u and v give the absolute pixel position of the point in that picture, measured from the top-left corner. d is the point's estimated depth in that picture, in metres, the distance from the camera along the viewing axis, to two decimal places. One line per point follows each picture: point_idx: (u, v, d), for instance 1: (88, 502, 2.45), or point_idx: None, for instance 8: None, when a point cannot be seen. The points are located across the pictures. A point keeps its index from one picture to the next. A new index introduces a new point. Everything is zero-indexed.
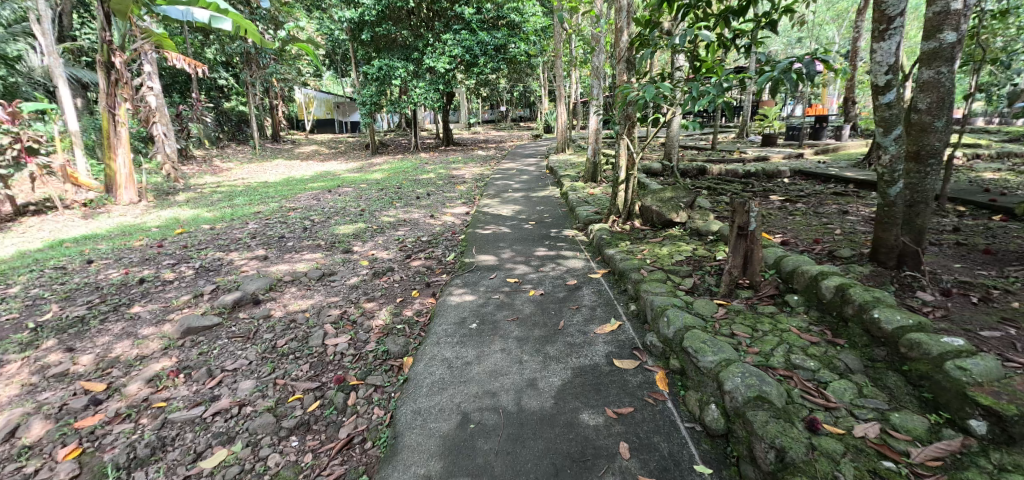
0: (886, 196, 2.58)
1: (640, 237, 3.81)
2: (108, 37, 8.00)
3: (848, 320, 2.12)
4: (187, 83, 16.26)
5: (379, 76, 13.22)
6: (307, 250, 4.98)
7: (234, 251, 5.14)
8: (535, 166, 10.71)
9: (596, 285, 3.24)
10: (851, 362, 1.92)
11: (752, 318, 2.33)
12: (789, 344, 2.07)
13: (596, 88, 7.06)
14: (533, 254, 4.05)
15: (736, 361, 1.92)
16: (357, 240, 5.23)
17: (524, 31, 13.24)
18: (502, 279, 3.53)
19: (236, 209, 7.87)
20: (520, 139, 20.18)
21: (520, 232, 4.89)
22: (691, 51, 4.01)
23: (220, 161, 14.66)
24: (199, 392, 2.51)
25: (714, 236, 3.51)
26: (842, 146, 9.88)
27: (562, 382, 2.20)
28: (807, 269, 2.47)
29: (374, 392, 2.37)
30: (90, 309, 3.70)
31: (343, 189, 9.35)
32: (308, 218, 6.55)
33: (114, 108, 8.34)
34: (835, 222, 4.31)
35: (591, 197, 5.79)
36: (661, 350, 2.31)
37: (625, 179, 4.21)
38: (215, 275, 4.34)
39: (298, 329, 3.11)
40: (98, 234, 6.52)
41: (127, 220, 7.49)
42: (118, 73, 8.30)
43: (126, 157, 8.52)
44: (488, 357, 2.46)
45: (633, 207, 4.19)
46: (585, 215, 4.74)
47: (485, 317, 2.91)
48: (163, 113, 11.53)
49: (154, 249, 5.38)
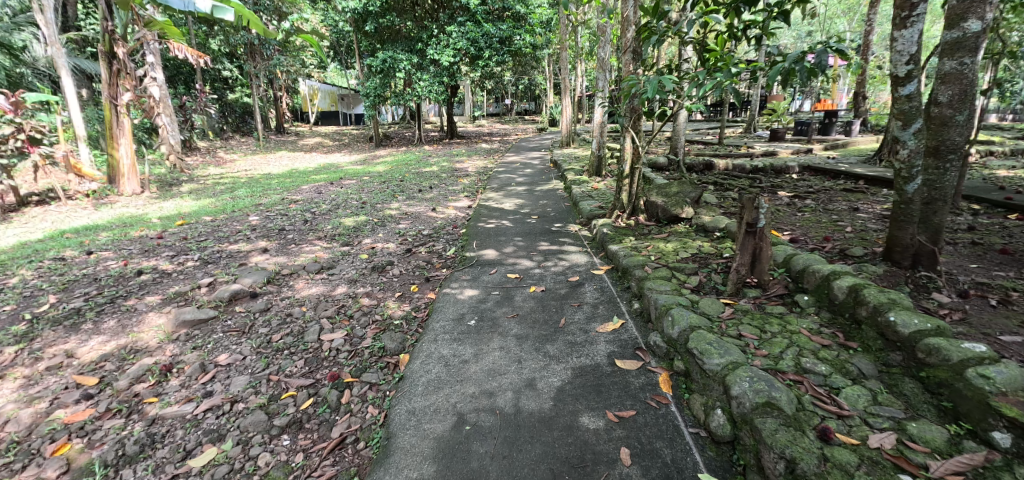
0: (903, 193, 2.48)
1: (644, 233, 3.71)
2: (109, 27, 7.98)
3: (861, 323, 2.03)
4: (192, 75, 16.24)
5: (382, 68, 13.07)
6: (307, 242, 4.92)
7: (234, 243, 5.08)
8: (540, 160, 10.59)
9: (598, 281, 3.15)
10: (865, 367, 1.84)
11: (761, 318, 2.24)
12: (799, 347, 1.98)
13: (601, 80, 6.95)
14: (536, 249, 3.97)
15: (744, 364, 1.84)
16: (358, 233, 5.16)
17: (529, 23, 13.12)
18: (503, 274, 3.43)
19: (237, 201, 7.84)
20: (524, 132, 20.05)
21: (522, 226, 4.81)
22: (701, 41, 3.90)
23: (224, 152, 14.64)
24: (191, 387, 2.46)
25: (721, 232, 3.40)
26: (852, 142, 9.71)
27: (563, 382, 2.12)
28: (818, 268, 2.37)
29: (369, 390, 2.30)
30: (87, 301, 3.66)
31: (346, 181, 9.29)
32: (309, 211, 6.48)
33: (116, 99, 8.36)
34: (846, 220, 4.21)
35: (595, 191, 5.68)
36: (665, 351, 2.22)
37: (630, 174, 4.10)
38: (214, 268, 4.29)
39: (293, 324, 3.04)
40: (99, 225, 6.51)
41: (129, 211, 7.47)
42: (120, 64, 8.29)
43: (128, 147, 8.49)
44: (486, 355, 2.38)
45: (638, 201, 4.07)
46: (589, 210, 4.65)
47: (485, 313, 2.83)
48: (167, 104, 11.49)
49: (153, 240, 5.34)
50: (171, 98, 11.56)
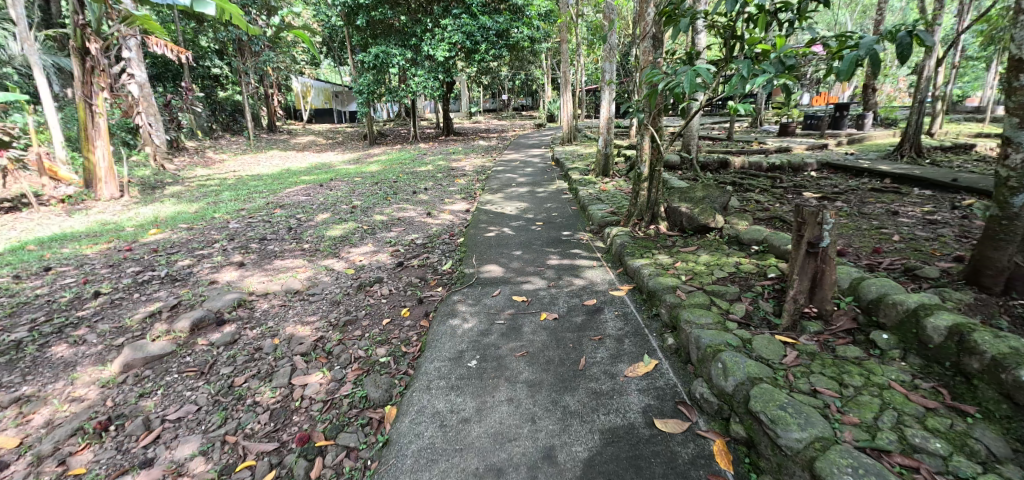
0: (1008, 206, 2.00)
1: (667, 245, 3.25)
2: (81, 21, 7.46)
3: (972, 377, 1.59)
4: (179, 72, 15.72)
5: (375, 64, 12.54)
6: (289, 255, 4.46)
7: (207, 256, 4.64)
8: (540, 158, 10.13)
9: (619, 306, 2.70)
10: (994, 444, 1.39)
11: (835, 366, 1.80)
12: (897, 411, 1.54)
13: (608, 73, 6.60)
14: (544, 262, 3.50)
15: (836, 444, 1.40)
16: (345, 243, 4.70)
17: (528, 15, 12.67)
18: (507, 296, 2.97)
19: (219, 205, 7.38)
20: (523, 129, 19.59)
21: (526, 234, 4.37)
22: (729, 27, 3.42)
23: (213, 152, 14.13)
24: (129, 453, 2.07)
25: (760, 246, 2.95)
26: (869, 136, 9.28)
27: (590, 453, 1.68)
28: (900, 300, 1.92)
29: (346, 458, 1.86)
30: (31, 331, 3.23)
31: (336, 182, 8.82)
32: (294, 216, 6.04)
33: (91, 98, 7.88)
34: (890, 226, 3.77)
35: (604, 194, 5.24)
36: (717, 409, 1.78)
37: (649, 176, 3.64)
38: (181, 287, 3.86)
39: (261, 363, 2.60)
40: (68, 234, 6.05)
41: (104, 218, 7.01)
42: (94, 60, 7.77)
43: (105, 149, 7.99)
44: (491, 411, 1.93)
45: (657, 208, 3.62)
46: (600, 216, 4.21)
47: (487, 350, 2.36)
48: (149, 102, 10.99)
49: (121, 253, 4.91)
50: (154, 96, 11.07)
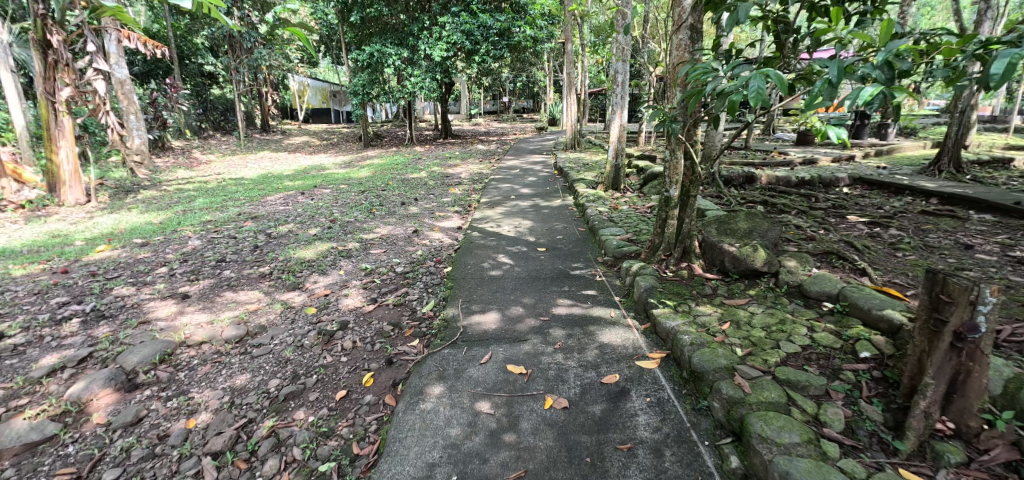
0: None
1: (706, 293, 2.56)
2: (40, 11, 6.65)
3: None
4: (168, 69, 15.02)
5: (369, 63, 11.86)
6: (245, 285, 3.75)
7: (150, 284, 3.91)
8: (541, 165, 9.48)
9: (651, 389, 1.99)
10: None
11: None
12: None
13: (620, 74, 5.87)
14: (548, 310, 2.80)
15: None
16: (313, 270, 3.98)
17: (530, 15, 12.07)
18: (499, 365, 2.25)
19: (188, 215, 6.65)
20: (523, 132, 18.84)
21: (527, 264, 3.67)
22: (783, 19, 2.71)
23: (199, 153, 13.41)
24: None
25: (835, 304, 2.24)
26: (897, 147, 8.60)
27: None
28: None
29: None
30: None
31: (320, 190, 8.09)
32: (264, 232, 5.32)
33: (52, 95, 7.08)
34: (971, 266, 3.08)
35: (617, 214, 4.53)
36: None
37: (680, 202, 2.94)
38: (104, 330, 3.13)
39: (160, 465, 1.89)
40: (8, 248, 5.30)
41: (59, 228, 6.27)
42: (56, 53, 6.98)
43: (69, 149, 7.22)
44: None
45: (690, 242, 2.92)
46: (615, 246, 3.51)
47: (468, 465, 1.66)
48: (130, 100, 10.28)
49: (53, 278, 4.17)
50: (136, 93, 10.39)
